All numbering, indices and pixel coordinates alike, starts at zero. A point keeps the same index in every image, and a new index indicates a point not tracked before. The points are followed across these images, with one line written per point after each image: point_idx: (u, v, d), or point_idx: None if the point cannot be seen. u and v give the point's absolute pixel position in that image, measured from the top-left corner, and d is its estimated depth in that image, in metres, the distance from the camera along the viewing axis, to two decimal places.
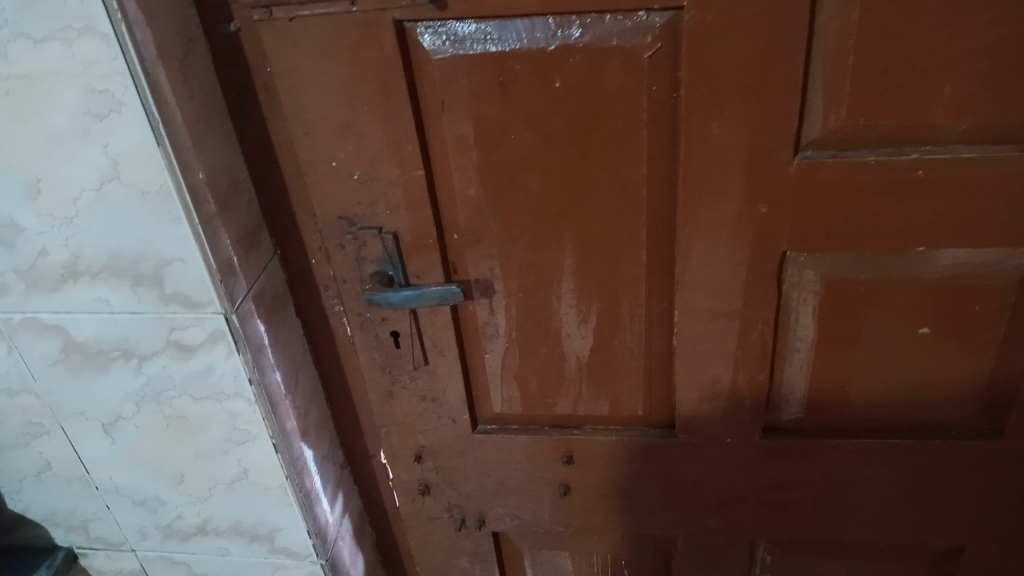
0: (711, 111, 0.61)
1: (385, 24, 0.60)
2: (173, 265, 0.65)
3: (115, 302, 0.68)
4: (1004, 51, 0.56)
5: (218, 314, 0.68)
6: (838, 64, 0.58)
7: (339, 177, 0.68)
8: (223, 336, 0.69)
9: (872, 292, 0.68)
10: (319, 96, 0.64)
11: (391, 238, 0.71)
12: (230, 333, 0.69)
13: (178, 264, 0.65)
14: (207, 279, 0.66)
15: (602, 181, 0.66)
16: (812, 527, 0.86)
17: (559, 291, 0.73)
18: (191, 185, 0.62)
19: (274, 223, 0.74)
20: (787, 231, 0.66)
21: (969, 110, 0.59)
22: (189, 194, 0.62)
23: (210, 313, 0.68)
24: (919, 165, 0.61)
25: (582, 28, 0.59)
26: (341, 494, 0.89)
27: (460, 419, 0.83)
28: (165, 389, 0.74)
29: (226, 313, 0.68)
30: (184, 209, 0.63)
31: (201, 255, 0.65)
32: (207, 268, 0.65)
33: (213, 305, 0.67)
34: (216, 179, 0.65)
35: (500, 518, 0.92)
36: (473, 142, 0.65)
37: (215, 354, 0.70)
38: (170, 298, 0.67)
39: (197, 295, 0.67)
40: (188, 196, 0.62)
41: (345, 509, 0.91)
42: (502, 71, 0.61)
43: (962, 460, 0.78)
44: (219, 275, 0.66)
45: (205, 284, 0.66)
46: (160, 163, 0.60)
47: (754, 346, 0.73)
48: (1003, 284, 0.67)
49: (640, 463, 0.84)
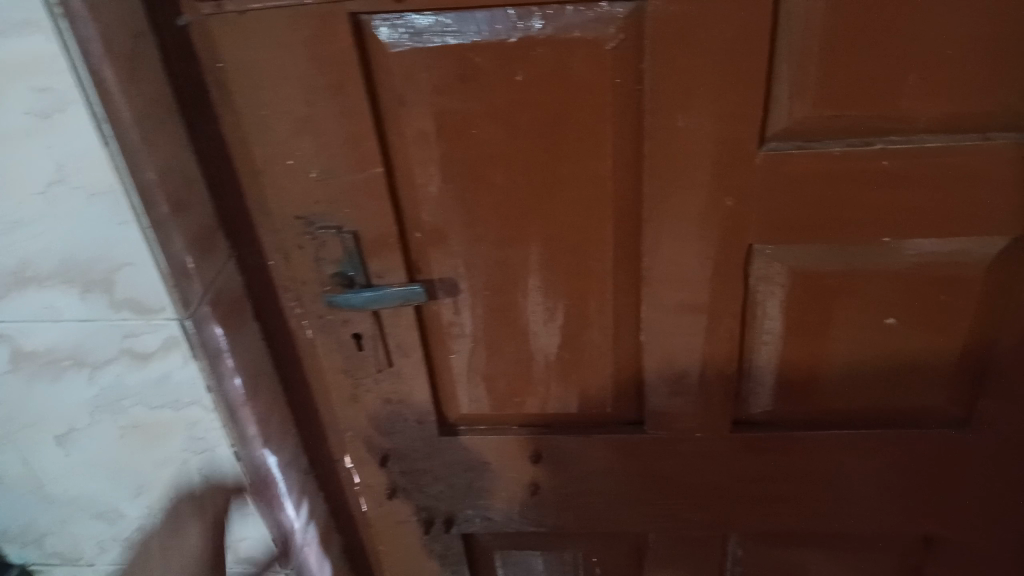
0: (676, 103, 0.60)
1: (341, 18, 0.58)
2: (124, 270, 0.63)
3: (66, 310, 0.65)
4: (969, 41, 0.56)
5: (172, 321, 0.65)
6: (804, 54, 0.58)
7: (296, 175, 0.66)
8: (178, 344, 0.67)
9: (840, 283, 0.68)
10: (274, 91, 0.62)
11: (352, 238, 0.69)
12: (187, 339, 0.67)
13: (129, 270, 0.63)
14: (160, 284, 0.64)
15: (569, 175, 0.65)
16: (783, 519, 0.86)
17: (526, 288, 0.72)
18: (141, 187, 0.60)
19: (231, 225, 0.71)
20: (754, 224, 0.65)
21: (934, 100, 0.59)
22: (139, 197, 0.60)
23: (165, 319, 0.65)
24: (884, 155, 0.61)
25: (544, 20, 0.58)
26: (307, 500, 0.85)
27: (427, 421, 0.82)
28: (120, 398, 0.71)
29: (181, 319, 0.66)
30: (134, 213, 0.60)
31: (153, 260, 0.62)
32: (160, 273, 0.63)
33: (167, 311, 0.65)
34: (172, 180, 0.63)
35: (470, 519, 0.91)
36: (436, 137, 0.64)
37: (171, 361, 0.68)
38: (122, 304, 0.65)
39: (150, 301, 0.65)
40: (138, 199, 0.60)
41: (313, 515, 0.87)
42: (464, 65, 0.60)
43: (931, 448, 0.79)
44: (172, 280, 0.64)
45: (158, 289, 0.64)
46: (108, 165, 0.58)
47: (723, 339, 0.72)
48: (971, 273, 0.67)
49: (610, 461, 0.83)
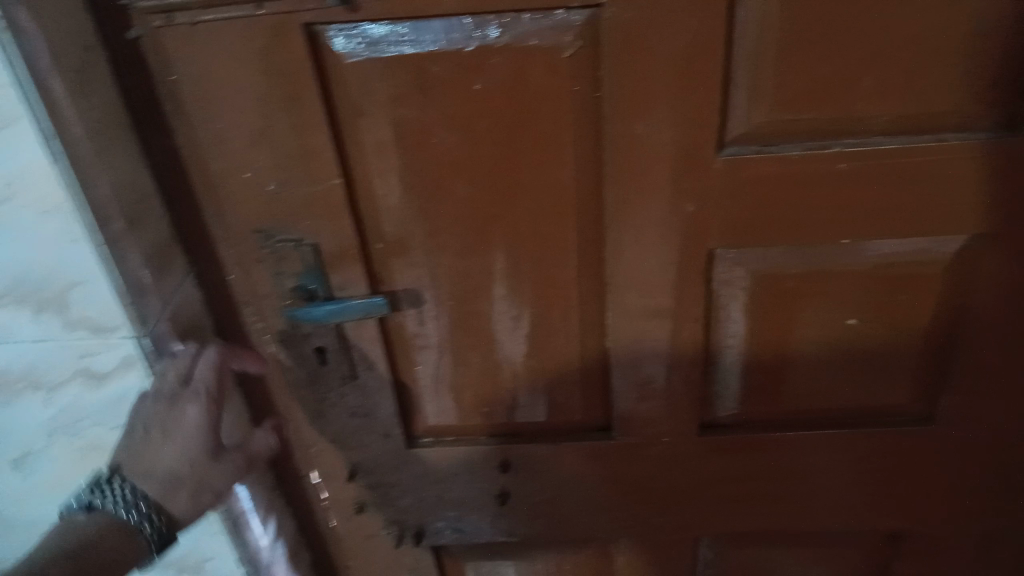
0: (634, 110, 0.60)
1: (295, 28, 0.57)
2: (78, 289, 0.62)
3: (19, 332, 0.64)
4: (920, 43, 0.57)
5: (128, 339, 0.65)
6: (759, 59, 0.58)
7: (253, 188, 0.65)
8: (136, 361, 0.66)
9: (801, 285, 0.69)
10: (228, 103, 0.61)
11: (311, 250, 0.68)
12: (144, 357, 0.66)
13: (84, 287, 0.62)
14: (116, 301, 0.63)
15: (530, 183, 0.64)
16: (753, 520, 0.87)
17: (490, 297, 0.71)
18: (95, 203, 0.59)
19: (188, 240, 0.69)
20: (715, 227, 0.66)
21: (888, 102, 0.60)
22: (92, 213, 0.59)
23: (120, 337, 0.65)
24: (841, 157, 0.62)
25: (500, 28, 0.57)
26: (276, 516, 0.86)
27: (395, 434, 0.81)
28: (78, 419, 0.69)
29: (138, 337, 0.65)
30: (87, 229, 0.59)
31: (109, 277, 0.61)
32: (115, 289, 0.62)
33: (124, 329, 0.64)
34: (127, 197, 0.61)
35: (441, 531, 0.90)
36: (395, 147, 0.63)
37: (130, 379, 0.67)
38: (76, 323, 0.64)
39: (105, 319, 0.64)
40: (91, 215, 0.59)
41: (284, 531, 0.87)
42: (421, 74, 0.59)
43: (896, 445, 0.80)
44: (129, 297, 0.63)
45: (114, 307, 0.63)
46: (60, 183, 0.57)
47: (688, 343, 0.73)
48: (929, 272, 0.68)
49: (580, 468, 0.83)
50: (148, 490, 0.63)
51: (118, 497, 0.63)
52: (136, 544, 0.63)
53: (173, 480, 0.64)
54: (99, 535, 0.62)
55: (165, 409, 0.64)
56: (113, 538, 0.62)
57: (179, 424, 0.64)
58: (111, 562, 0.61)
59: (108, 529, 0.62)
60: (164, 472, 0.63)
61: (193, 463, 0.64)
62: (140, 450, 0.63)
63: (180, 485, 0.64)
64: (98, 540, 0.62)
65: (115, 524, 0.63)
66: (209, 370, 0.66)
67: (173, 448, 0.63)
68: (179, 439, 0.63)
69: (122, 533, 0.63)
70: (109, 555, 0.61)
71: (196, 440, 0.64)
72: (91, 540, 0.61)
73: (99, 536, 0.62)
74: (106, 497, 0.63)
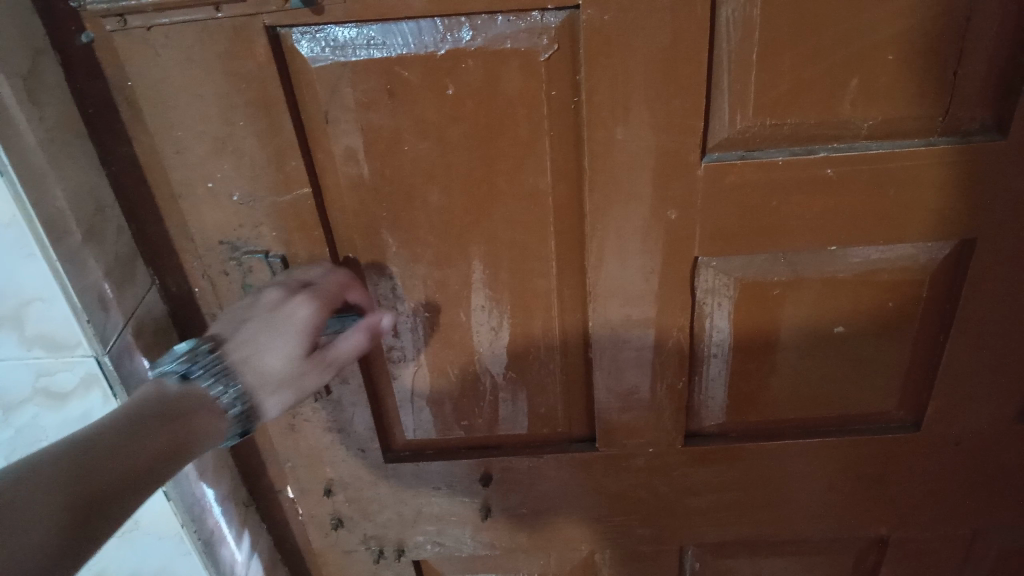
0: (615, 115, 0.58)
1: (257, 30, 0.54)
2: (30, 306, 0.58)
3: None
4: (908, 44, 0.55)
5: (88, 357, 0.61)
6: (743, 61, 0.56)
7: (217, 198, 0.62)
8: (97, 380, 0.62)
9: (786, 293, 0.67)
10: (189, 111, 0.58)
11: (279, 263, 0.65)
12: (105, 377, 0.62)
13: (38, 304, 0.58)
14: (72, 318, 0.59)
15: (507, 190, 0.62)
16: (740, 530, 0.85)
17: (467, 307, 0.69)
18: (46, 217, 0.55)
19: (150, 251, 0.66)
20: (699, 235, 0.63)
21: (876, 106, 0.58)
22: (44, 228, 0.55)
23: (79, 356, 0.61)
24: (828, 163, 0.60)
25: (472, 30, 0.55)
26: (246, 531, 0.82)
27: (371, 448, 0.78)
28: (37, 439, 0.66)
29: (98, 356, 0.61)
30: (40, 245, 0.55)
31: (65, 294, 0.58)
32: (73, 307, 0.58)
33: (83, 347, 0.60)
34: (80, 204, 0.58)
35: (421, 546, 0.87)
36: (365, 155, 0.60)
37: (91, 399, 0.64)
38: (33, 340, 0.60)
39: (63, 337, 0.60)
40: (43, 230, 0.55)
41: (254, 549, 0.84)
42: (391, 79, 0.57)
43: (884, 453, 0.78)
44: (85, 313, 0.59)
45: (70, 324, 0.59)
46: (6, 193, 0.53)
47: (672, 353, 0.71)
48: (917, 277, 0.66)
49: (563, 479, 0.81)
50: (242, 376, 0.58)
51: (214, 373, 0.57)
52: (175, 454, 0.52)
53: (267, 372, 0.58)
54: (136, 438, 0.50)
55: (275, 303, 0.59)
56: (178, 426, 0.53)
57: (287, 320, 0.59)
58: (146, 474, 0.49)
59: (152, 431, 0.51)
60: (261, 360, 0.58)
61: (289, 360, 0.59)
62: (241, 335, 0.58)
63: (273, 379, 0.59)
64: (134, 443, 0.49)
65: (154, 428, 0.51)
66: (330, 281, 0.62)
67: (275, 341, 0.58)
68: (286, 330, 0.58)
69: (173, 437, 0.52)
70: (144, 464, 0.49)
71: (301, 338, 0.59)
72: (126, 441, 0.49)
73: (138, 436, 0.50)
74: (203, 371, 0.57)
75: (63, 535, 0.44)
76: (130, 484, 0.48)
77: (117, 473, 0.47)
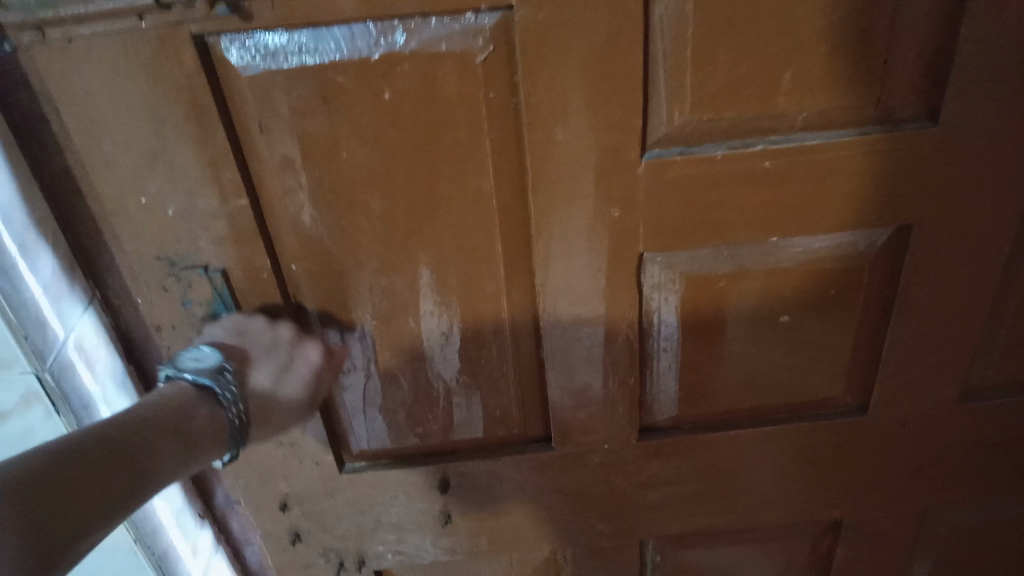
0: (554, 115, 0.58)
1: (183, 40, 0.53)
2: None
3: None
4: (838, 35, 0.56)
5: (27, 371, 0.63)
6: (678, 57, 0.56)
7: (150, 213, 0.60)
8: (36, 396, 0.65)
9: (732, 285, 0.67)
10: (117, 123, 0.56)
11: (220, 276, 0.64)
12: (45, 392, 0.65)
13: None
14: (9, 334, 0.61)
15: (449, 194, 0.61)
16: (699, 521, 0.86)
17: (415, 313, 0.68)
18: None
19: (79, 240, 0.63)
20: (644, 231, 0.64)
21: (810, 98, 0.58)
22: None
23: (18, 372, 0.63)
24: (766, 155, 0.60)
25: (406, 33, 0.54)
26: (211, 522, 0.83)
27: (325, 460, 0.77)
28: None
29: (38, 371, 0.64)
30: None
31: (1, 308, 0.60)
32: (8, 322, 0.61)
33: (21, 363, 0.63)
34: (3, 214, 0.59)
35: (381, 556, 0.86)
36: (302, 163, 0.59)
37: (30, 414, 0.66)
38: None
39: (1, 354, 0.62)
40: None
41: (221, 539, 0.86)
42: (325, 85, 0.56)
43: (835, 437, 0.79)
44: (23, 329, 0.62)
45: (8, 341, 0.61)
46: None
47: (623, 349, 0.71)
48: (857, 264, 0.67)
49: (521, 480, 0.81)
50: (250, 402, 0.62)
51: (234, 394, 0.60)
52: (167, 468, 0.54)
53: (269, 407, 0.63)
54: (130, 448, 0.52)
55: (290, 341, 0.65)
56: (190, 433, 0.56)
57: (300, 365, 0.65)
58: (137, 485, 0.52)
59: (148, 442, 0.53)
60: (270, 393, 0.63)
61: (292, 398, 0.64)
62: (261, 361, 0.63)
63: (272, 410, 0.63)
64: (126, 455, 0.52)
65: (149, 441, 0.53)
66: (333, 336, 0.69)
67: (284, 380, 0.64)
68: (297, 375, 0.65)
69: (171, 451, 0.54)
70: (135, 475, 0.52)
71: (307, 383, 0.65)
72: (118, 451, 0.51)
73: (132, 447, 0.52)
74: (225, 388, 0.60)
75: (53, 541, 0.45)
76: (117, 494, 0.50)
77: (106, 483, 0.50)
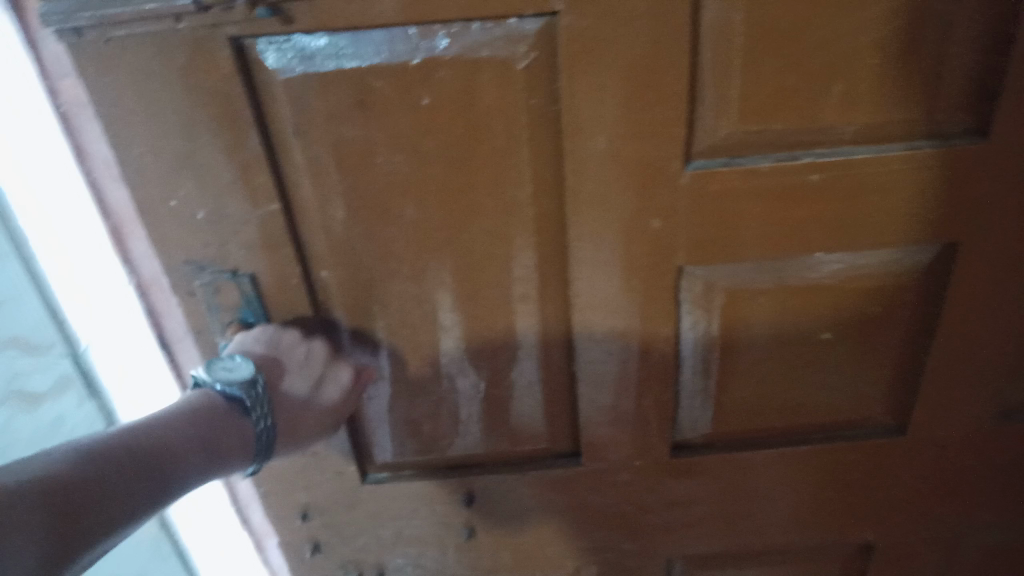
0: (595, 123, 0.56)
1: (220, 41, 0.52)
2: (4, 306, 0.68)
3: None
4: (892, 46, 0.54)
5: (63, 355, 0.72)
6: (725, 67, 0.54)
7: (180, 217, 0.59)
8: (73, 381, 0.74)
9: (774, 300, 0.65)
10: (149, 126, 0.55)
11: (249, 282, 0.62)
12: (79, 376, 0.74)
13: (15, 303, 0.68)
14: (45, 317, 0.69)
15: (485, 203, 0.60)
16: (727, 541, 0.83)
17: (446, 323, 0.67)
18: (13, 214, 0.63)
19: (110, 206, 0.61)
20: (683, 244, 0.62)
21: (860, 110, 0.57)
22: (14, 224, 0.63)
23: (56, 357, 0.72)
24: (813, 168, 0.58)
25: (448, 38, 0.53)
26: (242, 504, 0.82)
27: (348, 471, 0.76)
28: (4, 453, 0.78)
29: (72, 355, 0.72)
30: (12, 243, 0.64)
31: (36, 293, 0.67)
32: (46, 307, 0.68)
33: (56, 347, 0.71)
34: (48, 215, 0.62)
35: (401, 569, 0.84)
36: (336, 169, 0.58)
37: (66, 400, 0.75)
38: (10, 344, 0.71)
39: (38, 339, 0.70)
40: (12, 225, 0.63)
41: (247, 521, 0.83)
42: (363, 89, 0.54)
43: (871, 458, 0.77)
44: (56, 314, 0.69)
45: (45, 323, 0.69)
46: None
47: (656, 364, 0.69)
48: (900, 282, 0.65)
49: (546, 495, 0.79)
50: (277, 415, 0.62)
51: (261, 409, 0.60)
52: (187, 475, 0.54)
53: (297, 412, 0.63)
54: (148, 453, 0.53)
55: (325, 359, 0.65)
56: (213, 439, 0.57)
57: (331, 383, 0.65)
58: (152, 489, 0.52)
59: (166, 447, 0.54)
60: (297, 408, 0.63)
61: (321, 417, 0.64)
62: (291, 373, 0.63)
63: (298, 425, 0.63)
64: (144, 466, 0.52)
65: (170, 452, 0.54)
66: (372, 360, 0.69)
67: (314, 396, 0.64)
68: (327, 393, 0.65)
69: (192, 456, 0.55)
70: (151, 479, 0.52)
71: (336, 403, 0.65)
72: (137, 456, 0.52)
73: (149, 451, 0.53)
74: (254, 403, 0.59)
75: (65, 547, 0.46)
76: (132, 495, 0.51)
77: (122, 486, 0.50)
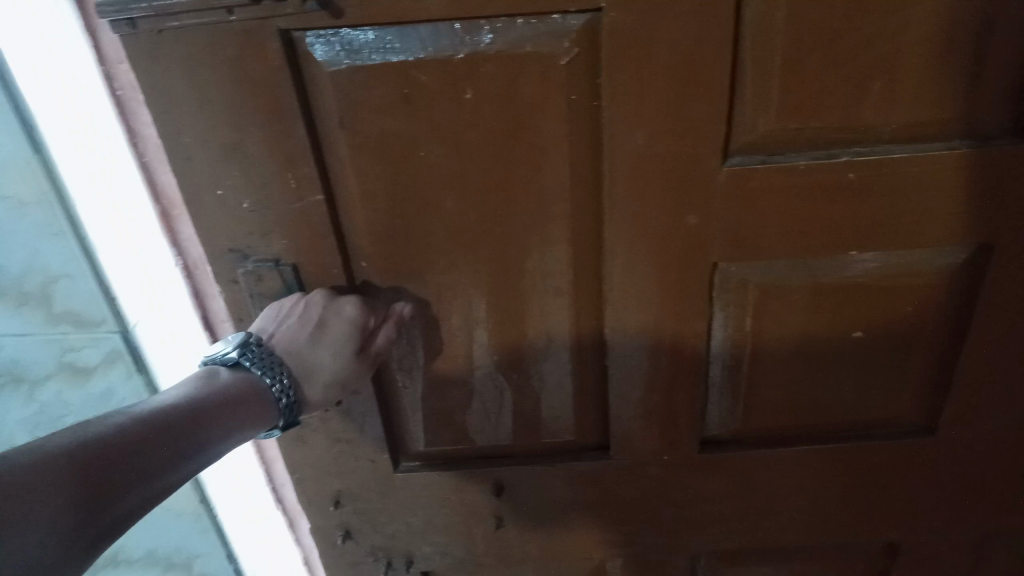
0: (634, 118, 0.57)
1: (270, 34, 0.53)
2: (60, 285, 0.72)
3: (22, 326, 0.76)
4: (934, 46, 0.54)
5: (112, 332, 0.76)
6: (766, 64, 0.55)
7: (226, 206, 0.60)
8: (121, 356, 0.78)
9: (806, 298, 0.66)
10: (198, 116, 0.56)
11: (291, 271, 0.64)
12: (127, 352, 0.78)
13: (68, 281, 0.71)
14: (98, 295, 0.72)
15: (523, 197, 0.61)
16: (754, 537, 0.84)
17: (481, 315, 0.67)
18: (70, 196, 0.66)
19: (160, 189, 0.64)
20: (718, 240, 0.62)
21: (899, 109, 0.57)
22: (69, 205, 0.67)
23: (105, 332, 0.76)
24: (850, 167, 0.59)
25: (493, 33, 0.54)
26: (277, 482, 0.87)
27: (381, 459, 0.77)
28: (64, 414, 0.84)
29: (121, 332, 0.76)
30: (68, 223, 0.67)
31: (88, 272, 0.71)
32: (98, 286, 0.72)
33: (107, 323, 0.75)
34: (102, 198, 0.65)
35: (430, 557, 0.85)
36: (378, 162, 0.59)
37: (115, 372, 0.80)
38: (65, 317, 0.75)
39: (89, 315, 0.74)
40: (68, 206, 0.67)
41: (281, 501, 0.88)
42: (407, 83, 0.55)
43: (900, 458, 0.77)
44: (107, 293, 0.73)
45: (96, 300, 0.73)
46: (54, 198, 0.66)
47: (688, 359, 0.70)
48: (935, 281, 0.65)
49: (575, 488, 0.80)
50: (291, 365, 0.61)
51: (263, 364, 0.60)
52: (215, 449, 0.55)
53: (309, 357, 0.62)
54: (179, 427, 0.54)
55: (324, 300, 0.63)
56: (233, 418, 0.57)
57: (334, 320, 0.62)
58: (182, 462, 0.53)
59: (196, 422, 0.55)
60: (309, 355, 0.62)
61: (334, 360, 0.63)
62: (296, 334, 0.62)
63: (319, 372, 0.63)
64: (177, 438, 0.53)
65: (201, 427, 0.55)
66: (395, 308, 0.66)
67: (322, 337, 0.62)
68: (335, 332, 0.62)
69: (219, 432, 0.56)
70: (182, 453, 0.53)
71: (345, 337, 0.62)
72: (169, 430, 0.53)
73: (180, 426, 0.54)
74: (253, 361, 0.60)
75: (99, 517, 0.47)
76: (149, 463, 0.51)
77: (154, 459, 0.51)
